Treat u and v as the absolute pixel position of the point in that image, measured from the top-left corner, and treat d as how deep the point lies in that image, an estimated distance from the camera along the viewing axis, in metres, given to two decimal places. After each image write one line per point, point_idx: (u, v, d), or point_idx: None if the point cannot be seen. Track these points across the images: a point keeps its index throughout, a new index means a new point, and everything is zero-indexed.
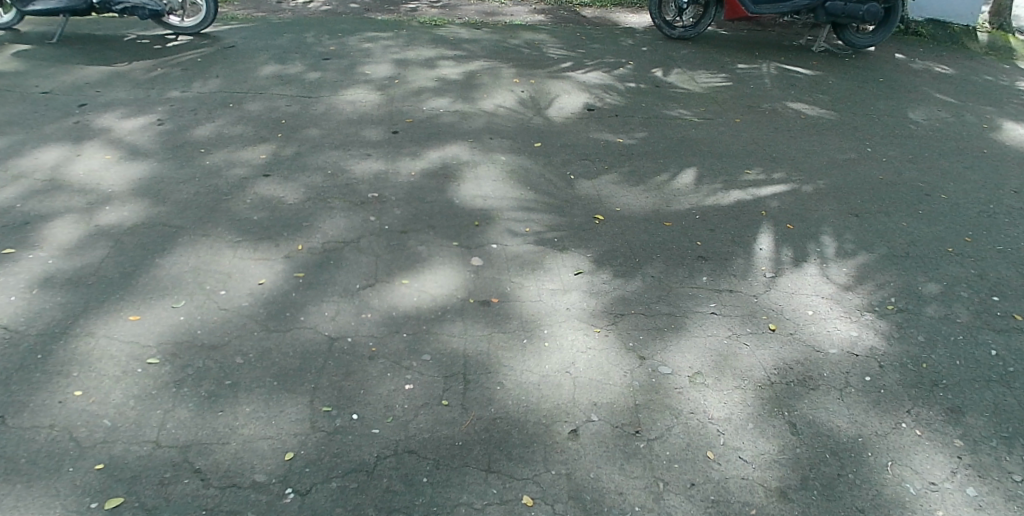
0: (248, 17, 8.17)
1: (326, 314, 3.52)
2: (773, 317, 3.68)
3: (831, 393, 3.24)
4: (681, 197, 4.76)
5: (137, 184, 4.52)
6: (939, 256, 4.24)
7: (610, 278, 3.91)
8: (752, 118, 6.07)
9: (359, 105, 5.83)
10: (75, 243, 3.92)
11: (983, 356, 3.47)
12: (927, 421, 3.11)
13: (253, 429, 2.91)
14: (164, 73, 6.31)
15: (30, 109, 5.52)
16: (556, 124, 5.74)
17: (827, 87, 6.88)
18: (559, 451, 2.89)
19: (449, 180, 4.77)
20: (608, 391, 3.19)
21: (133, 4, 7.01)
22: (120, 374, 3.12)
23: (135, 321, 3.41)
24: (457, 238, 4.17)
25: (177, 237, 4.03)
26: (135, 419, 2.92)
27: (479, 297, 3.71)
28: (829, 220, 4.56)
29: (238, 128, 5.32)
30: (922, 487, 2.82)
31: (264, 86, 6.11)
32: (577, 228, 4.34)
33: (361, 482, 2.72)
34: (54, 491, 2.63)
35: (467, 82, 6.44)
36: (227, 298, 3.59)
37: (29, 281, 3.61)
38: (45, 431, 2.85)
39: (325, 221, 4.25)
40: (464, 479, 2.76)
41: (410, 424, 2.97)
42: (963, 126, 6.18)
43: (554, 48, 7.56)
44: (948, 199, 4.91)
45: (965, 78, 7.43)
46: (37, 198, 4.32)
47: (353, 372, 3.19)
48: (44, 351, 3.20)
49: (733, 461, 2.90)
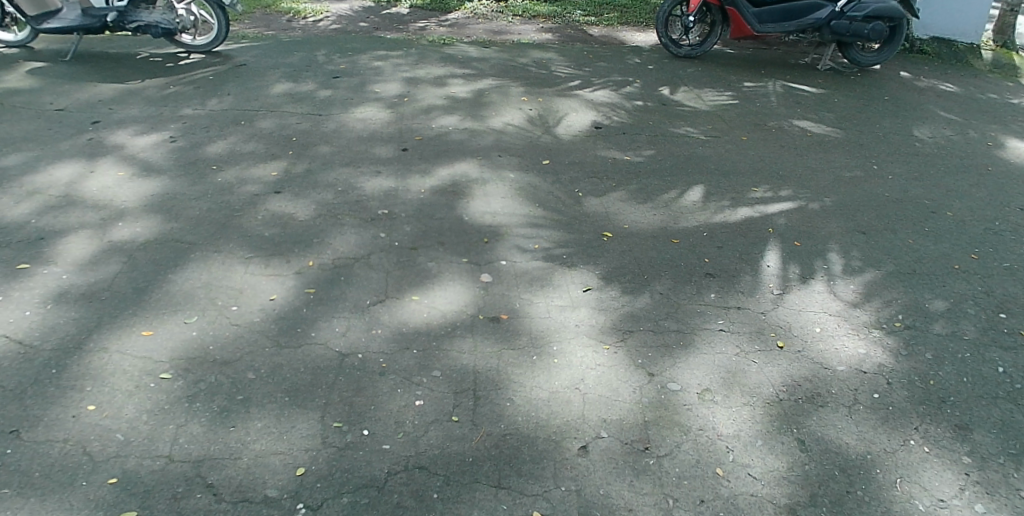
0: (258, 35, 8.28)
1: (337, 330, 3.55)
2: (781, 335, 3.69)
3: (840, 409, 3.25)
4: (689, 214, 4.80)
5: (150, 200, 4.58)
6: (946, 274, 4.25)
7: (618, 294, 3.94)
8: (758, 136, 6.11)
9: (369, 122, 5.90)
10: (90, 258, 3.97)
11: (991, 373, 3.48)
12: (934, 438, 3.11)
13: (265, 444, 2.93)
14: (176, 91, 6.39)
15: (44, 126, 5.60)
16: (564, 141, 5.79)
17: (833, 105, 6.93)
18: (569, 468, 2.91)
19: (458, 197, 4.82)
20: (618, 407, 3.20)
21: (145, 23, 7.12)
22: (133, 388, 3.15)
23: (148, 336, 3.44)
24: (467, 255, 4.20)
25: (189, 253, 4.07)
26: (147, 434, 2.94)
27: (489, 314, 3.73)
28: (836, 238, 4.58)
29: (250, 145, 5.39)
30: (931, 504, 2.83)
31: (275, 104, 6.18)
32: (586, 244, 4.38)
33: (372, 497, 2.74)
34: (68, 504, 2.66)
35: (476, 100, 6.50)
36: (238, 313, 3.63)
37: (44, 296, 3.66)
38: (58, 445, 2.87)
39: (336, 237, 4.29)
40: (475, 495, 2.77)
41: (421, 440, 2.98)
42: (968, 144, 6.20)
43: (562, 66, 7.64)
44: (954, 216, 4.93)
45: (970, 96, 7.47)
46: (51, 214, 4.38)
47: (364, 388, 3.22)
48: (58, 366, 3.24)
49: (742, 478, 2.91)
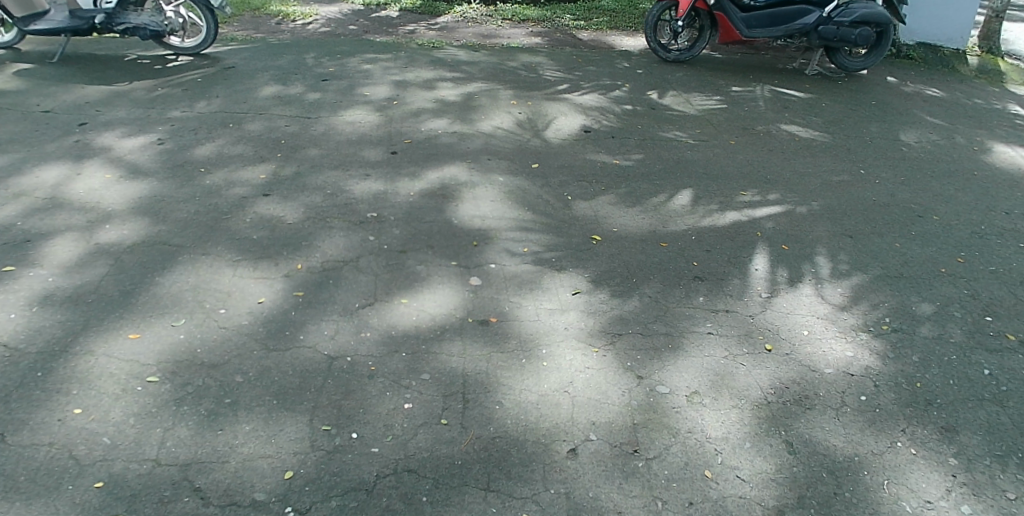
0: (247, 38, 8.25)
1: (325, 333, 3.54)
2: (769, 338, 3.71)
3: (828, 412, 3.27)
4: (677, 218, 4.81)
5: (137, 202, 4.55)
6: (933, 277, 4.29)
7: (608, 297, 3.95)
8: (746, 140, 6.15)
9: (358, 125, 5.89)
10: (76, 261, 3.94)
11: (977, 375, 3.51)
12: (922, 440, 3.14)
13: (253, 447, 2.92)
14: (164, 93, 6.36)
15: (30, 127, 5.55)
16: (553, 145, 5.80)
17: (820, 109, 6.98)
18: (559, 470, 2.91)
19: (447, 201, 4.81)
20: (608, 410, 3.21)
21: (133, 25, 7.08)
22: (119, 392, 3.12)
23: (135, 339, 3.42)
24: (456, 258, 4.20)
25: (176, 255, 4.05)
26: (134, 438, 2.92)
27: (478, 317, 3.73)
28: (824, 241, 4.62)
29: (238, 148, 5.36)
30: (918, 505, 2.85)
31: (264, 106, 6.16)
32: (575, 248, 4.39)
33: (362, 500, 2.73)
34: (54, 508, 2.63)
35: (466, 103, 6.51)
36: (227, 316, 3.61)
37: (29, 299, 3.63)
38: (44, 449, 2.85)
39: (325, 240, 4.28)
40: (464, 498, 2.77)
41: (410, 443, 2.98)
42: (954, 148, 6.26)
43: (551, 70, 7.66)
44: (940, 220, 4.98)
45: (956, 101, 7.54)
46: (37, 216, 4.34)
47: (353, 391, 3.21)
48: (44, 369, 3.21)
49: (730, 480, 2.93)
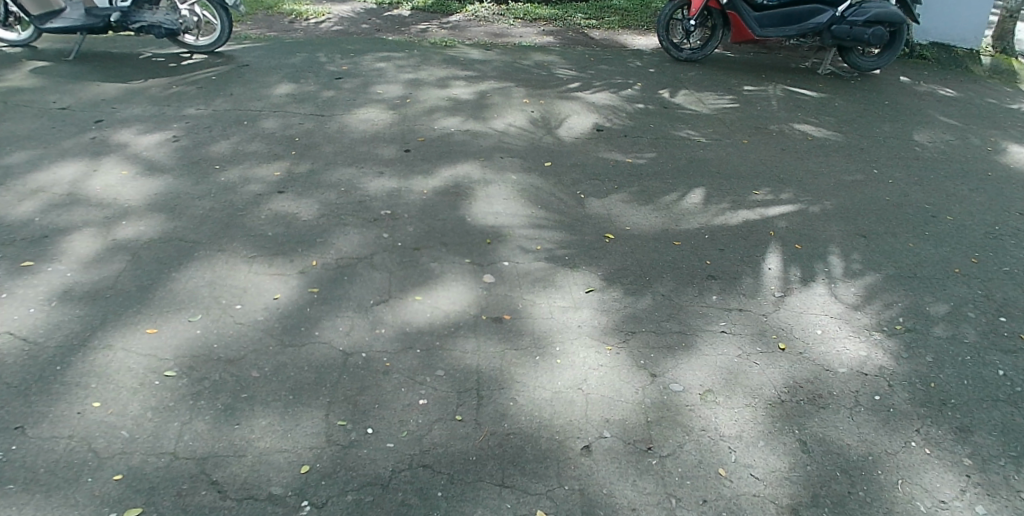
0: (261, 37, 8.29)
1: (340, 329, 3.56)
2: (782, 337, 3.71)
3: (842, 411, 3.26)
4: (690, 217, 4.82)
5: (154, 199, 4.59)
6: (946, 278, 4.27)
7: (621, 295, 3.96)
8: (759, 139, 6.14)
9: (372, 123, 5.92)
10: (95, 256, 3.98)
11: (991, 376, 3.50)
12: (936, 440, 3.13)
13: (270, 441, 2.94)
14: (179, 91, 6.39)
15: (47, 124, 5.60)
16: (566, 143, 5.81)
17: (833, 109, 6.96)
18: (573, 467, 2.92)
19: (461, 198, 4.83)
20: (622, 407, 3.22)
21: (149, 23, 7.12)
22: (137, 386, 3.16)
23: (152, 334, 3.45)
24: (470, 255, 4.22)
25: (192, 251, 4.08)
26: (151, 431, 2.95)
27: (492, 314, 3.75)
28: (837, 241, 4.60)
29: (253, 145, 5.40)
30: (932, 505, 2.85)
31: (278, 104, 6.20)
32: (588, 246, 4.40)
33: (377, 495, 2.75)
34: (73, 501, 2.67)
35: (479, 102, 6.52)
36: (242, 312, 3.64)
37: (49, 293, 3.67)
38: (63, 441, 2.88)
39: (340, 237, 4.30)
40: (479, 493, 2.79)
41: (425, 439, 3.00)
42: (968, 148, 6.23)
43: (563, 68, 7.68)
44: (955, 220, 4.96)
45: (971, 101, 7.50)
46: (56, 212, 4.39)
47: (368, 387, 3.23)
48: (62, 362, 3.25)
49: (745, 478, 2.93)
